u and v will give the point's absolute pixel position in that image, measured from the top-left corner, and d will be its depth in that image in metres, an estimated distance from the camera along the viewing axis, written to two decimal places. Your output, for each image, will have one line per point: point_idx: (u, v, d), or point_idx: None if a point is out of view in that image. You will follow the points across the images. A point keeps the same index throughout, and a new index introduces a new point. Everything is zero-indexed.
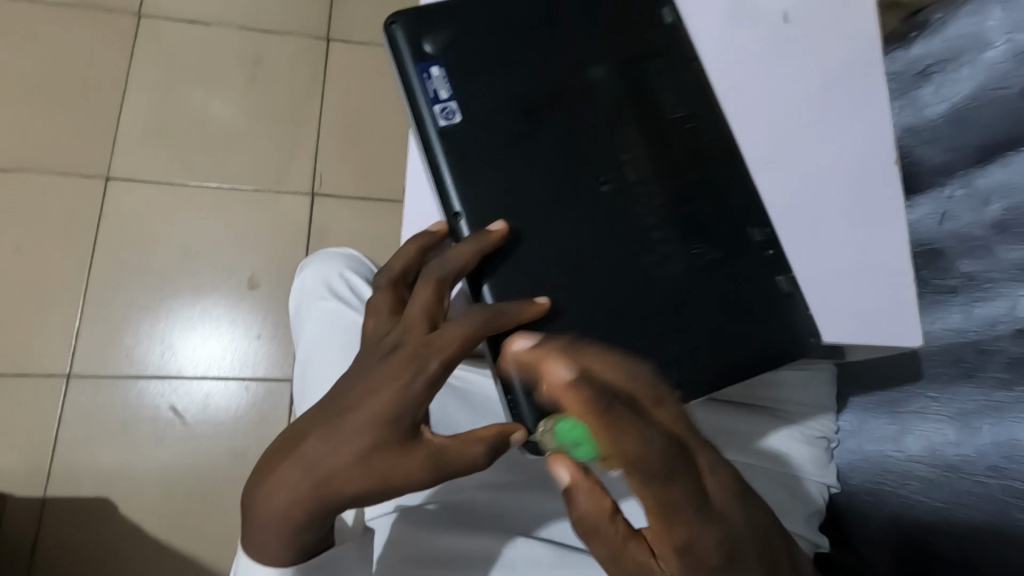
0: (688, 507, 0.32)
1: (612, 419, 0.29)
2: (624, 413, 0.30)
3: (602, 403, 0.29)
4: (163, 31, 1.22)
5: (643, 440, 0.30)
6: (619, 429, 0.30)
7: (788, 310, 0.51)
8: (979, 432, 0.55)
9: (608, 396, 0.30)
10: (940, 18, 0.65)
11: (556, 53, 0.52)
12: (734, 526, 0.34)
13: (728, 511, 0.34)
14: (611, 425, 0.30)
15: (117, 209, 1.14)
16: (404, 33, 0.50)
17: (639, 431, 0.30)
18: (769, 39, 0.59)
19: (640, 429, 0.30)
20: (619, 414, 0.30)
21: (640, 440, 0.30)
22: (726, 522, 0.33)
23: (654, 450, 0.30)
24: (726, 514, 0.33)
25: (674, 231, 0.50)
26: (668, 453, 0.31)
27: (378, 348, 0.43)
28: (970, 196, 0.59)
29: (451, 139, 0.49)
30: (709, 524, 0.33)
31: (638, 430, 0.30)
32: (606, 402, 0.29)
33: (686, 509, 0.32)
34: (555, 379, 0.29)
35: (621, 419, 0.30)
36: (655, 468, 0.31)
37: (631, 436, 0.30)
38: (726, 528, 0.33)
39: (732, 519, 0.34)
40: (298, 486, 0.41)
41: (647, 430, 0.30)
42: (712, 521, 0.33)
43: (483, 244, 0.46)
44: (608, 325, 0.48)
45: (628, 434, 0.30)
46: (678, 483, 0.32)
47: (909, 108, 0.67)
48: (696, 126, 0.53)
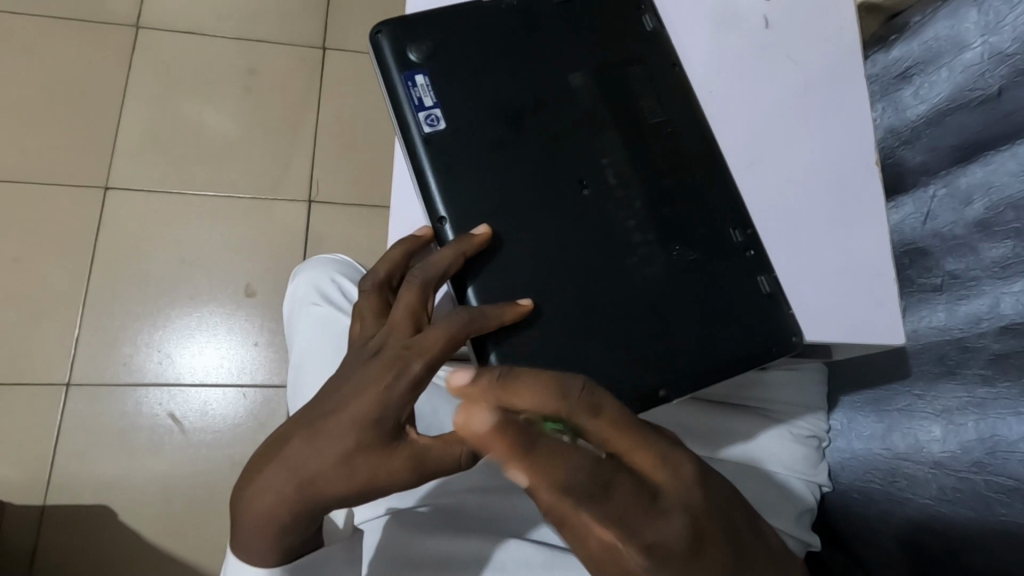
0: (640, 511, 0.29)
1: (537, 455, 0.28)
2: (548, 444, 0.28)
3: (524, 440, 0.28)
4: (160, 42, 1.24)
5: (574, 466, 0.28)
6: (544, 461, 0.28)
7: (768, 310, 0.52)
8: (964, 428, 0.55)
9: (528, 429, 0.28)
10: (918, 21, 0.65)
11: (538, 60, 0.53)
12: (695, 511, 0.31)
13: (686, 498, 0.31)
14: (538, 460, 0.28)
15: (115, 219, 1.15)
16: (389, 42, 0.52)
17: (566, 459, 0.28)
18: (750, 44, 0.60)
19: (570, 457, 0.28)
20: (540, 447, 0.28)
21: (571, 468, 0.28)
22: (684, 509, 0.31)
23: (589, 476, 0.29)
24: (681, 499, 0.31)
25: (655, 233, 0.51)
26: (603, 470, 0.29)
27: (362, 351, 0.44)
28: (951, 194, 0.59)
29: (435, 145, 0.50)
30: (669, 517, 0.30)
31: (568, 459, 0.28)
32: (528, 435, 0.28)
33: (639, 513, 0.29)
34: (475, 427, 0.28)
35: (546, 451, 0.28)
36: (595, 488, 0.29)
37: (563, 464, 0.28)
38: (684, 515, 0.31)
39: (690, 504, 0.31)
40: (282, 487, 0.42)
41: (575, 455, 0.29)
42: (670, 515, 0.31)
43: (466, 248, 0.47)
44: (590, 327, 0.49)
45: (556, 463, 0.28)
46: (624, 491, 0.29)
47: (891, 109, 0.68)
48: (676, 130, 0.54)
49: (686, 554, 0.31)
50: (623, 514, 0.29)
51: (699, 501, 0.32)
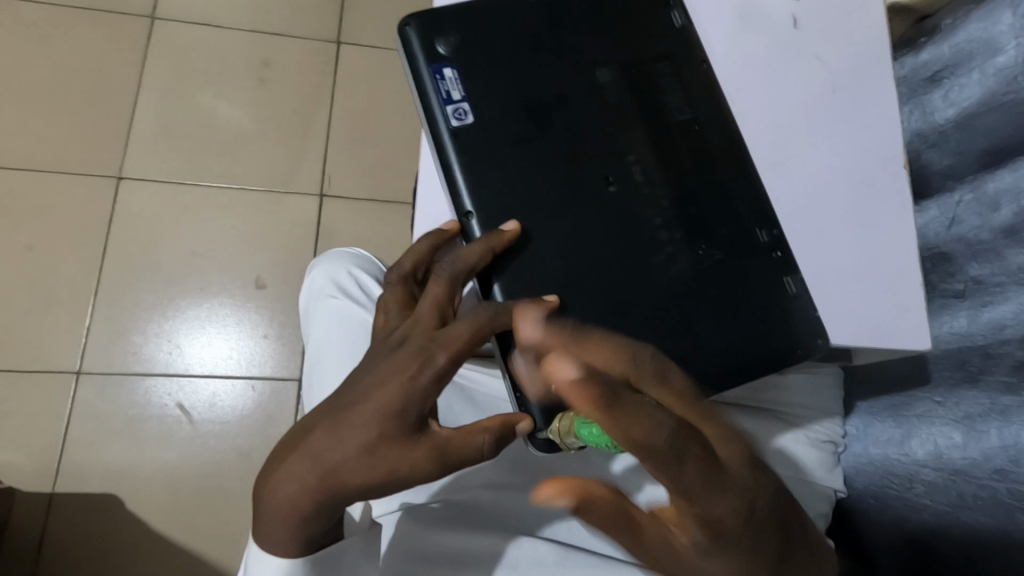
0: (707, 483, 0.33)
1: (621, 411, 0.31)
2: (634, 400, 0.32)
3: (609, 397, 0.31)
4: (176, 34, 1.24)
5: (656, 423, 0.32)
6: (630, 416, 0.32)
7: (793, 311, 0.51)
8: (986, 436, 0.54)
9: (613, 387, 0.32)
10: (950, 23, 0.65)
11: (565, 55, 0.52)
12: (756, 493, 0.35)
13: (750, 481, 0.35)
14: (623, 415, 0.31)
15: (128, 209, 1.15)
16: (418, 34, 0.51)
17: (651, 416, 0.32)
18: (777, 44, 0.59)
19: (655, 413, 0.32)
20: (627, 403, 0.32)
21: (654, 425, 0.32)
22: (750, 492, 0.34)
23: (669, 436, 0.32)
24: (747, 481, 0.34)
25: (680, 232, 0.51)
26: (682, 436, 0.32)
27: (385, 343, 0.44)
28: (978, 200, 0.59)
29: (463, 139, 0.50)
30: (734, 498, 0.34)
31: (649, 414, 0.32)
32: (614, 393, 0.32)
33: (705, 484, 0.33)
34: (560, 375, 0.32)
35: (632, 408, 0.32)
36: (671, 450, 0.32)
37: (648, 423, 0.32)
38: (750, 497, 0.34)
39: (754, 487, 0.35)
40: (305, 477, 0.42)
41: (659, 415, 0.32)
42: (735, 495, 0.34)
43: (495, 243, 0.47)
44: (615, 325, 0.48)
45: (638, 421, 0.32)
46: (697, 463, 0.33)
47: (918, 112, 0.68)
48: (702, 128, 0.54)
49: (744, 532, 0.34)
50: (694, 483, 0.33)
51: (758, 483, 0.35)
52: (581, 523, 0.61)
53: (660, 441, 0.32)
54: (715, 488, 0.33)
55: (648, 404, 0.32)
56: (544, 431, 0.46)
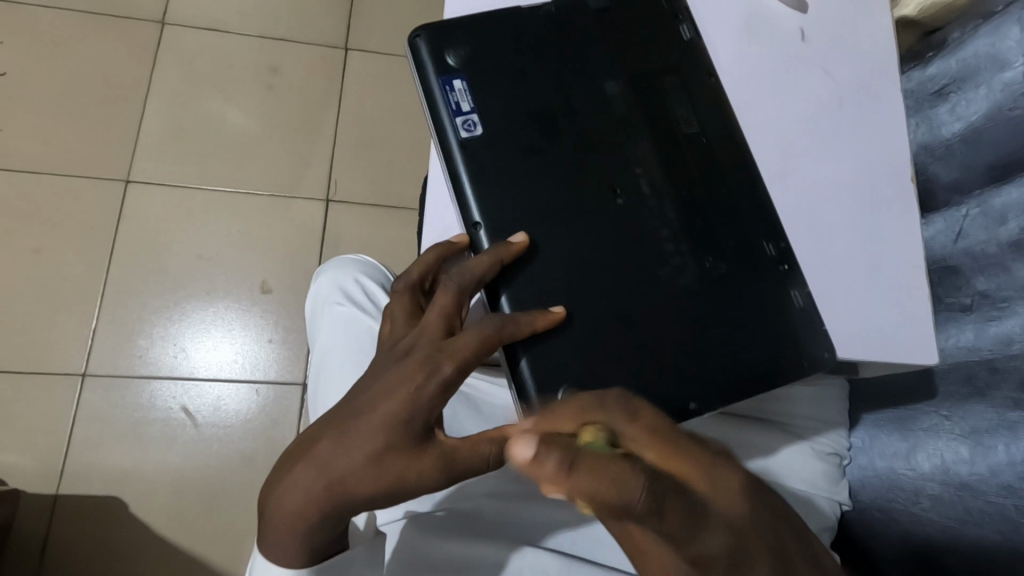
0: (693, 530, 0.27)
1: (584, 474, 0.25)
2: (599, 457, 0.25)
3: (566, 463, 0.24)
4: (185, 40, 1.25)
5: (630, 483, 0.25)
6: (601, 477, 0.25)
7: (800, 325, 0.51)
8: (993, 451, 0.54)
9: (573, 450, 0.25)
10: (958, 38, 0.64)
11: (574, 67, 0.52)
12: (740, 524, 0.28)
13: (731, 513, 0.28)
14: (586, 479, 0.25)
15: (136, 212, 1.16)
16: (428, 46, 0.52)
17: (630, 477, 0.25)
18: (784, 56, 0.60)
19: (625, 470, 0.25)
20: (593, 460, 0.25)
21: (629, 485, 0.25)
22: (736, 529, 0.28)
23: (651, 492, 0.25)
24: (728, 515, 0.28)
25: (687, 244, 0.51)
26: (662, 486, 0.25)
27: (392, 352, 0.44)
28: (984, 214, 0.59)
29: (472, 150, 0.50)
30: (721, 531, 0.28)
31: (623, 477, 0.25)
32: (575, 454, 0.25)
33: (688, 530, 0.27)
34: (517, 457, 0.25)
35: (593, 467, 0.25)
36: (650, 507, 0.26)
37: (620, 478, 0.25)
38: (731, 531, 0.28)
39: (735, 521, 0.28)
40: (311, 486, 0.42)
41: (632, 470, 0.25)
42: (723, 533, 0.28)
43: (503, 255, 0.47)
44: (622, 336, 0.48)
45: (610, 482, 0.25)
46: (678, 512, 0.26)
47: (925, 126, 0.68)
48: (710, 140, 0.54)
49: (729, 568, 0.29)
50: (679, 531, 0.27)
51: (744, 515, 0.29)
52: (582, 533, 0.61)
53: (643, 502, 0.25)
54: (696, 533, 0.27)
55: (620, 460, 0.25)
56: None
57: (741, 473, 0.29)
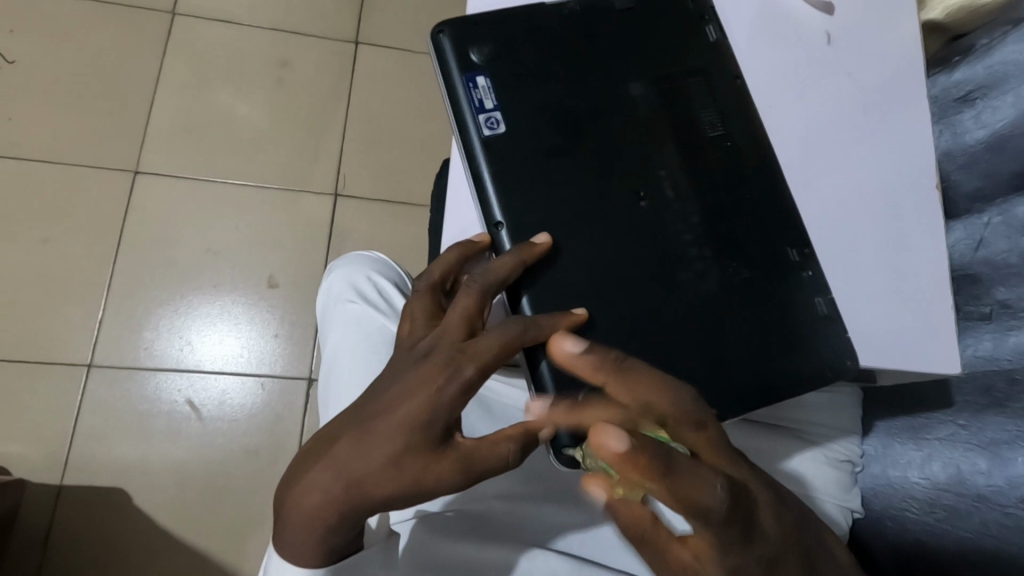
0: (742, 538, 0.36)
1: (676, 474, 0.33)
2: (687, 464, 0.33)
3: (661, 465, 0.33)
4: (196, 31, 1.24)
5: (710, 486, 0.34)
6: (695, 480, 0.33)
7: (822, 332, 0.51)
8: (1013, 462, 0.54)
9: (666, 454, 0.33)
10: (984, 44, 0.64)
11: (599, 68, 0.52)
12: (776, 539, 0.37)
13: (768, 524, 0.37)
14: (678, 478, 0.33)
15: (144, 204, 1.16)
16: (451, 43, 0.51)
17: (709, 482, 0.34)
18: (810, 60, 0.59)
19: (708, 477, 0.34)
20: (683, 468, 0.33)
21: (708, 488, 0.34)
22: (770, 536, 0.37)
23: (724, 498, 0.34)
24: (768, 526, 0.37)
25: (711, 248, 0.50)
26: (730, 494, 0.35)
27: (411, 352, 0.43)
28: (1007, 223, 0.59)
29: (494, 149, 0.49)
30: (760, 545, 0.37)
31: (704, 479, 0.33)
32: (668, 460, 0.33)
33: (739, 538, 0.36)
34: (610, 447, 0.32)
35: (684, 470, 0.33)
36: (723, 514, 0.34)
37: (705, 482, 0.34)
38: (770, 545, 0.37)
39: (773, 532, 0.37)
40: (329, 488, 0.42)
41: (712, 477, 0.34)
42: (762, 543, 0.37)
43: (526, 256, 0.46)
44: (643, 341, 0.48)
45: (695, 483, 0.33)
46: (739, 520, 0.35)
47: (948, 132, 0.67)
48: (734, 144, 0.54)
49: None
50: (732, 535, 0.35)
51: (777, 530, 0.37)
52: (594, 536, 0.60)
53: (718, 504, 0.34)
54: (747, 541, 0.36)
55: (703, 470, 0.34)
56: (572, 447, 0.46)
57: (775, 494, 0.39)
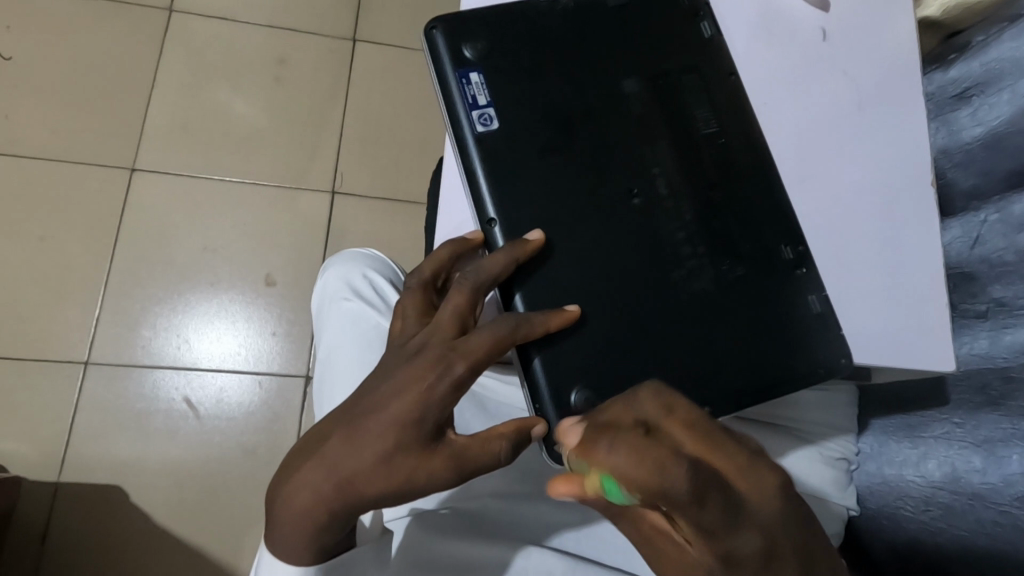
0: (727, 523, 0.30)
1: (620, 458, 0.28)
2: (636, 448, 0.28)
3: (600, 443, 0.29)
4: (193, 28, 1.24)
5: (670, 470, 0.28)
6: (649, 465, 0.28)
7: (815, 331, 0.51)
8: (1007, 461, 0.54)
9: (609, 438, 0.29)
10: (981, 41, 0.63)
11: (594, 65, 0.52)
12: (774, 525, 0.31)
13: (767, 511, 0.31)
14: (625, 463, 0.28)
15: (141, 202, 1.15)
16: (444, 39, 0.51)
17: (667, 466, 0.28)
18: (806, 57, 0.59)
19: (664, 461, 0.28)
20: (625, 452, 0.28)
21: (664, 474, 0.28)
22: (767, 526, 0.31)
23: (688, 481, 0.28)
24: (765, 513, 0.31)
25: (704, 246, 0.50)
26: (699, 478, 0.28)
27: (403, 350, 0.43)
28: (1003, 221, 0.58)
29: (487, 145, 0.49)
30: (752, 533, 0.30)
31: (660, 464, 0.28)
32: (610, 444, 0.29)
33: (723, 525, 0.30)
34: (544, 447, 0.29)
35: (633, 453, 0.28)
36: (691, 495, 0.28)
37: (663, 465, 0.28)
38: (765, 532, 0.30)
39: (771, 521, 0.31)
40: (320, 485, 0.41)
41: (672, 460, 0.28)
42: (755, 531, 0.30)
43: (519, 253, 0.46)
44: (636, 338, 0.48)
45: (648, 469, 0.28)
46: (716, 506, 0.29)
47: (945, 129, 0.67)
48: (728, 141, 0.53)
49: (761, 568, 0.31)
50: (713, 520, 0.29)
51: (774, 519, 0.31)
52: (589, 534, 0.60)
53: (680, 489, 0.28)
54: (736, 529, 0.30)
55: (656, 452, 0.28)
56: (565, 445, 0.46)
57: (779, 478, 0.32)
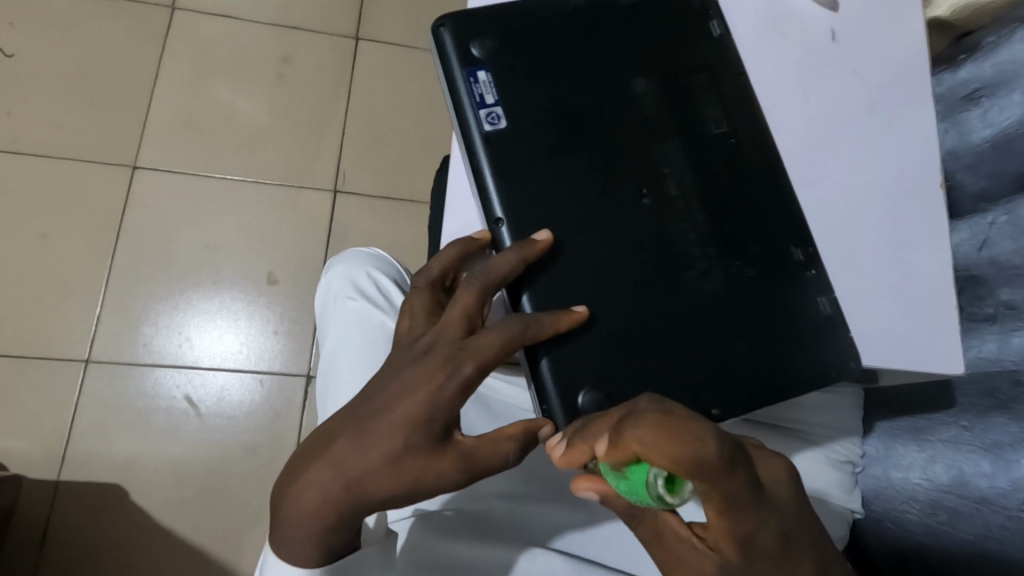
0: (751, 498, 0.34)
1: (664, 434, 0.32)
2: (682, 423, 0.33)
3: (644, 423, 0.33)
4: (196, 25, 1.23)
5: (704, 436, 0.32)
6: (685, 434, 0.32)
7: (826, 333, 0.51)
8: (1015, 464, 0.53)
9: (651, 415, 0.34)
10: (991, 42, 0.63)
11: (602, 64, 0.51)
12: (785, 509, 0.37)
13: (776, 492, 0.37)
14: (672, 436, 0.32)
15: (143, 200, 1.15)
16: (452, 37, 0.50)
17: (701, 431, 0.32)
18: (815, 57, 0.58)
19: (699, 430, 0.32)
20: (673, 426, 0.32)
21: (703, 439, 0.32)
22: (779, 509, 0.36)
23: (723, 449, 0.32)
24: (774, 494, 0.36)
25: (714, 247, 0.50)
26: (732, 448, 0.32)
27: (411, 350, 0.43)
28: (1012, 224, 0.58)
29: (495, 144, 0.49)
30: (768, 513, 0.36)
31: (697, 432, 0.32)
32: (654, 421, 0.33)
33: (749, 499, 0.34)
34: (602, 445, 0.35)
35: (678, 425, 0.32)
36: (726, 462, 0.32)
37: (693, 434, 0.32)
38: (777, 514, 0.36)
39: (781, 504, 0.36)
40: (328, 486, 0.41)
41: (704, 428, 0.32)
42: (770, 512, 0.36)
43: (528, 253, 0.46)
44: (645, 339, 0.47)
45: (688, 435, 0.32)
46: (745, 477, 0.33)
47: (954, 130, 0.66)
48: (738, 141, 0.53)
49: (774, 548, 0.36)
50: (742, 492, 0.33)
51: (786, 503, 0.37)
52: (595, 536, 0.60)
53: (717, 456, 0.32)
54: (756, 505, 0.35)
55: (693, 420, 0.33)
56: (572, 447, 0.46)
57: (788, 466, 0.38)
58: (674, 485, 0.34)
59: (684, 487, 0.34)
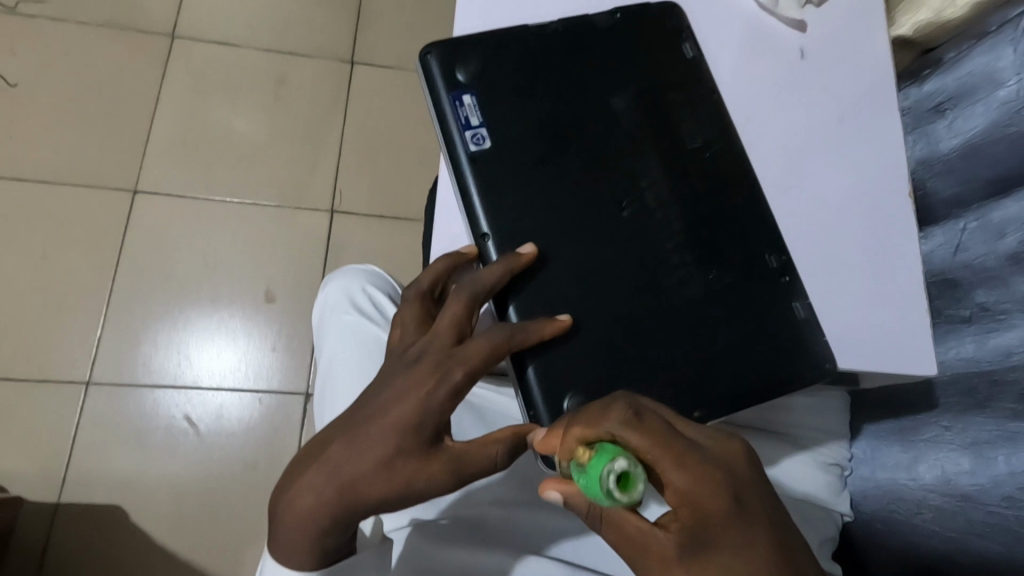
0: (676, 445, 0.36)
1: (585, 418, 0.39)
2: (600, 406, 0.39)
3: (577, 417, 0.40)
4: (195, 52, 1.27)
5: (612, 406, 0.37)
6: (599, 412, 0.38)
7: (801, 336, 0.53)
8: (994, 462, 0.55)
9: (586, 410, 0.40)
10: (953, 57, 0.66)
11: (581, 84, 0.54)
12: (733, 472, 0.37)
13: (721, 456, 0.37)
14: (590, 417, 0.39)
15: (143, 222, 1.17)
16: (439, 63, 0.53)
17: (613, 406, 0.38)
18: (786, 74, 0.61)
19: (611, 404, 0.38)
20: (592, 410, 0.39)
21: (610, 410, 0.37)
22: (723, 466, 0.36)
23: (626, 409, 0.37)
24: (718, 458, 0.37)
25: (692, 256, 0.52)
26: (638, 411, 0.37)
27: (403, 358, 0.45)
28: (982, 229, 0.60)
29: (480, 163, 0.51)
30: (708, 467, 0.36)
31: (607, 406, 0.38)
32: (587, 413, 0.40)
33: (673, 446, 0.36)
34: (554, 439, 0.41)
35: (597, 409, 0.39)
36: (630, 418, 0.36)
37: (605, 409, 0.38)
38: (721, 472, 0.36)
39: (726, 466, 0.37)
40: (323, 490, 0.43)
41: (615, 401, 0.38)
42: (710, 468, 0.36)
43: (513, 265, 0.48)
44: (627, 345, 0.49)
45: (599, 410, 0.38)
46: (659, 426, 0.36)
47: (923, 140, 0.69)
48: (713, 155, 0.56)
49: (728, 508, 0.35)
50: (661, 444, 0.36)
51: (733, 465, 0.37)
52: (587, 543, 0.61)
53: (620, 416, 0.36)
54: (687, 455, 0.36)
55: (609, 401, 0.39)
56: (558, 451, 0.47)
57: (740, 445, 0.38)
58: (626, 483, 0.35)
59: (635, 489, 0.34)
